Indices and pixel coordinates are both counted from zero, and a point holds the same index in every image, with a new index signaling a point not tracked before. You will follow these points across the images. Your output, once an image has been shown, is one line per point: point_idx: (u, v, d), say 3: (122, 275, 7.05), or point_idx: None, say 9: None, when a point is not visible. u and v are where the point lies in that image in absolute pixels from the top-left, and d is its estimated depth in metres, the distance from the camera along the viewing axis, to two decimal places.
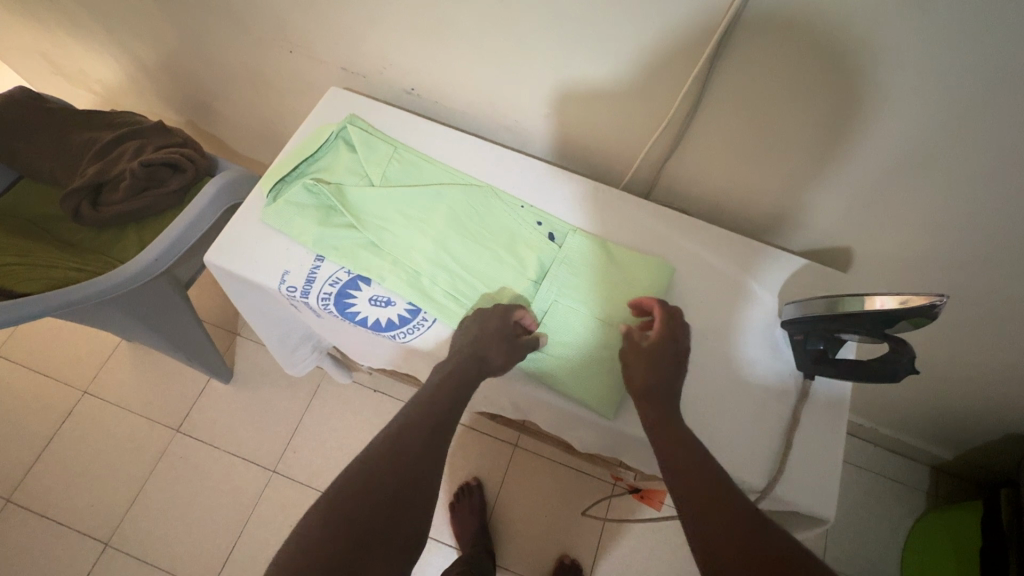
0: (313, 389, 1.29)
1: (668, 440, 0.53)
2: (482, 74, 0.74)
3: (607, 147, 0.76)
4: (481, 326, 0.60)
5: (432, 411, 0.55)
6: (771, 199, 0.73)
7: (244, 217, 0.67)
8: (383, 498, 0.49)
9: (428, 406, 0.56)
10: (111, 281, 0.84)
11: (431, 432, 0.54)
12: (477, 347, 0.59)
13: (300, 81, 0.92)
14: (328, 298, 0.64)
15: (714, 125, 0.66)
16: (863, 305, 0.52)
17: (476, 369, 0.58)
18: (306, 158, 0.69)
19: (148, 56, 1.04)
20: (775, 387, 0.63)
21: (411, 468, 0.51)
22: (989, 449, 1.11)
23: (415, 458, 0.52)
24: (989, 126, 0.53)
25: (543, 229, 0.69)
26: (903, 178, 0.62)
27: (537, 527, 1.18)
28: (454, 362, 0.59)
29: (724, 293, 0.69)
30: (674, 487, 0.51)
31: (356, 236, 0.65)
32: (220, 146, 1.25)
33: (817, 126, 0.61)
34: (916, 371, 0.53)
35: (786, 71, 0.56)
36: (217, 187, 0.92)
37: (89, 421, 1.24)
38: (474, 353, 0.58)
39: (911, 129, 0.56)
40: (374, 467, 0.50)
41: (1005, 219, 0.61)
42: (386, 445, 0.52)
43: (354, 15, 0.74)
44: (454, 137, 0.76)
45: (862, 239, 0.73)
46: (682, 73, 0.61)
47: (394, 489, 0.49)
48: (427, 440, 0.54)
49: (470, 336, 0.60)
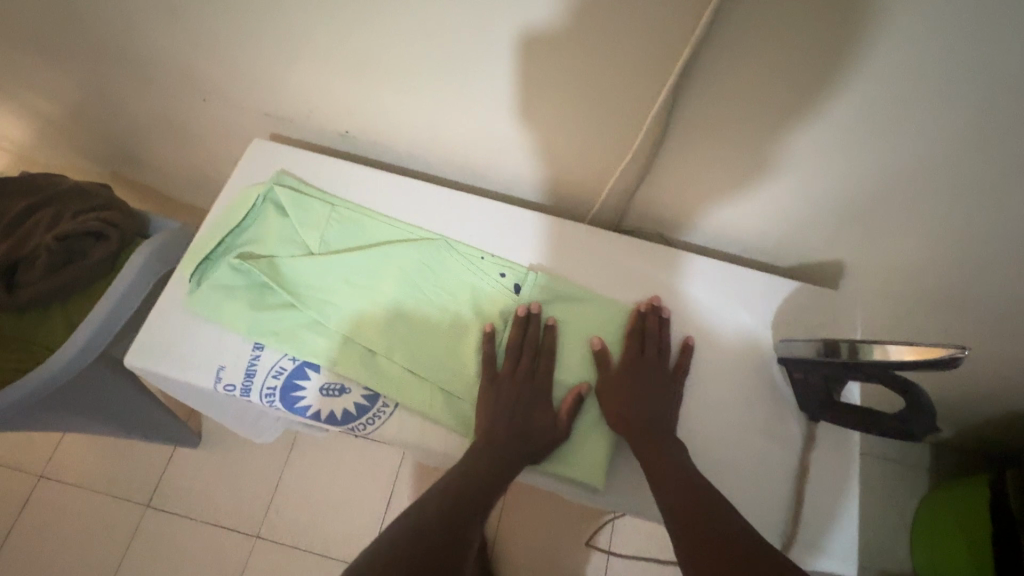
0: (289, 441, 1.20)
1: (650, 465, 0.51)
2: (421, 110, 0.66)
3: (569, 176, 0.69)
4: (513, 365, 0.58)
5: (472, 485, 0.50)
6: (754, 217, 0.67)
7: (166, 307, 0.59)
8: (420, 546, 0.45)
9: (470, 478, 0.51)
10: (34, 381, 0.73)
11: (466, 489, 0.50)
12: (525, 415, 0.55)
13: (223, 128, 0.83)
14: (273, 393, 0.56)
15: (686, 148, 0.59)
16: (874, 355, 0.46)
17: (515, 446, 0.53)
18: (231, 230, 0.60)
19: (52, 109, 0.92)
20: (779, 434, 0.58)
21: (445, 523, 0.47)
22: (989, 429, 1.09)
23: (448, 515, 0.48)
24: (984, 138, 0.48)
25: (507, 281, 0.62)
26: (896, 190, 0.56)
27: (540, 563, 1.13)
28: (484, 435, 0.53)
29: (717, 332, 0.63)
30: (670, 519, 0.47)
31: (298, 316, 0.58)
32: (150, 195, 1.14)
33: (797, 146, 0.55)
34: (934, 425, 0.48)
35: (762, 85, 0.50)
36: (146, 255, 0.80)
37: (49, 507, 1.15)
38: (518, 416, 0.54)
39: (899, 144, 0.51)
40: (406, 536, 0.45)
41: (1003, 228, 0.56)
42: (415, 515, 0.48)
43: (269, 56, 0.65)
44: (400, 184, 0.67)
45: (853, 251, 0.67)
46: (647, 96, 0.54)
47: (429, 544, 0.45)
48: (463, 499, 0.49)
49: (506, 390, 0.56)
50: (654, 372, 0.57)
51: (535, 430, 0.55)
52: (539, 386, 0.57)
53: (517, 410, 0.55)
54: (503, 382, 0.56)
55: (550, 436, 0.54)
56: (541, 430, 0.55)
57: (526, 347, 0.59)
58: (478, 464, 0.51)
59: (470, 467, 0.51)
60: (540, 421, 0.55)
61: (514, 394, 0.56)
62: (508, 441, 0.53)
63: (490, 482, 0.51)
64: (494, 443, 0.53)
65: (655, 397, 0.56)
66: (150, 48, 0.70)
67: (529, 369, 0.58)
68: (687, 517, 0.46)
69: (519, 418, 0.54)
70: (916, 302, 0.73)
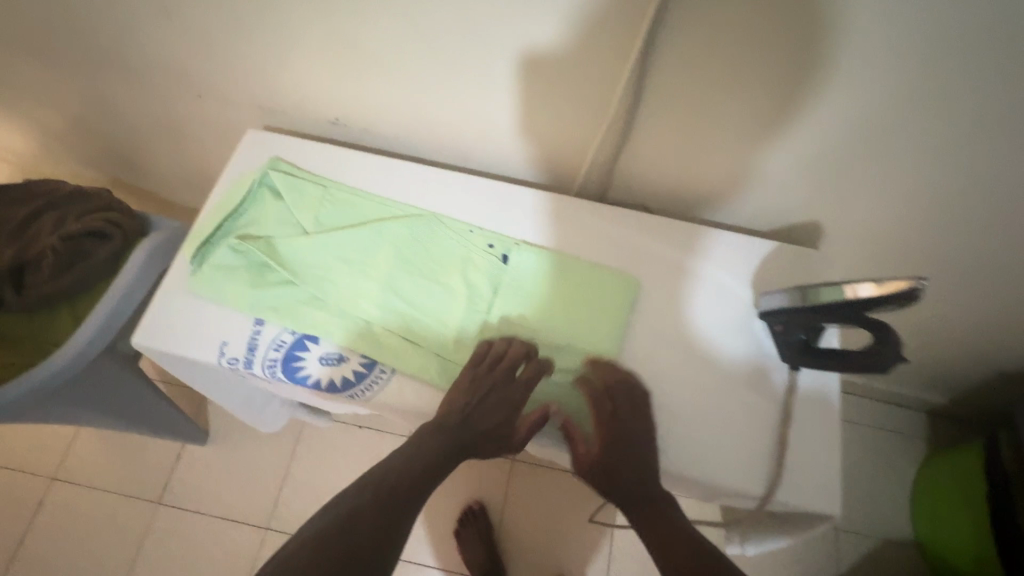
0: (295, 435, 1.22)
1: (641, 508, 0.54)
2: (406, 94, 0.69)
3: (553, 152, 0.72)
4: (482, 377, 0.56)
5: (405, 477, 0.53)
6: (731, 179, 0.69)
7: (168, 288, 0.61)
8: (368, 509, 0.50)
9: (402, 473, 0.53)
10: (41, 375, 0.75)
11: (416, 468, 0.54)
12: (480, 418, 0.56)
13: (217, 125, 0.85)
14: (275, 364, 0.58)
15: (658, 112, 0.62)
16: (844, 293, 0.48)
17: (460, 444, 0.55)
18: (230, 214, 0.63)
19: (51, 116, 0.95)
20: (762, 383, 0.60)
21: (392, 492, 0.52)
22: (980, 390, 1.11)
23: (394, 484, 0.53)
24: (942, 82, 0.50)
25: (494, 251, 0.64)
26: (862, 140, 0.59)
27: (544, 541, 1.16)
28: (428, 435, 0.55)
29: (696, 291, 0.65)
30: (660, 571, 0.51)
31: (295, 292, 0.60)
32: (149, 200, 1.16)
33: (764, 106, 0.58)
34: (903, 359, 0.50)
35: (728, 43, 0.52)
36: (149, 251, 0.82)
37: (62, 509, 1.17)
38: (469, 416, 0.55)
39: (858, 97, 0.54)
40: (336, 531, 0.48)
41: (971, 170, 0.59)
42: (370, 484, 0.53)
43: (258, 48, 0.68)
44: (388, 166, 0.70)
45: (827, 212, 0.70)
46: (619, 62, 0.57)
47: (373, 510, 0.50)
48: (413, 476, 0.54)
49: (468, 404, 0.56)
50: (634, 439, 0.55)
51: (479, 429, 0.56)
52: (502, 399, 0.56)
53: (467, 416, 0.55)
54: (472, 394, 0.56)
55: (491, 439, 0.56)
56: (485, 432, 0.56)
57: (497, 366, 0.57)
58: (414, 464, 0.54)
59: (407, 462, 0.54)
60: (489, 421, 0.56)
61: (469, 407, 0.56)
62: (452, 440, 0.55)
63: (422, 473, 0.54)
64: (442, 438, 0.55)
65: (638, 467, 0.55)
66: (144, 47, 0.72)
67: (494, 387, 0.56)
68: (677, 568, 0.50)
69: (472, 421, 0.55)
70: (894, 261, 0.75)
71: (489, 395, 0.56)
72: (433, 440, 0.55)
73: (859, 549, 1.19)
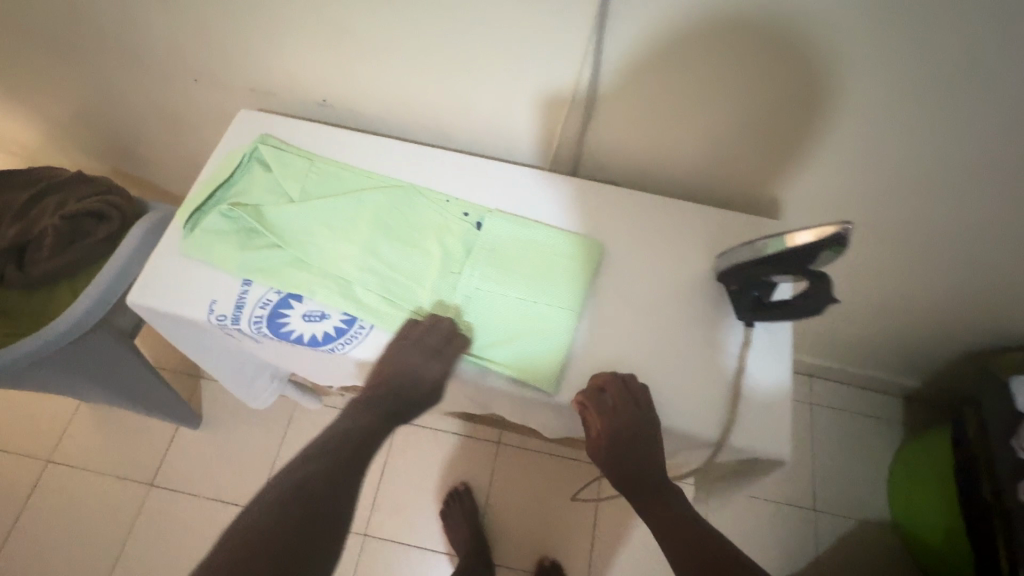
0: (286, 418, 1.25)
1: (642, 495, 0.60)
2: (389, 75, 0.74)
3: (526, 129, 0.77)
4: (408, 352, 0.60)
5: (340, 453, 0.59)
6: (690, 148, 0.74)
7: (162, 252, 0.66)
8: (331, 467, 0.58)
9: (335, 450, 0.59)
10: (38, 342, 0.79)
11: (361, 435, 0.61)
12: (405, 386, 0.61)
13: (211, 110, 0.89)
14: (261, 321, 0.62)
15: (619, 86, 0.67)
16: (786, 242, 0.53)
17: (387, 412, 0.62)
18: (221, 184, 0.67)
19: (54, 104, 0.99)
20: (720, 339, 0.64)
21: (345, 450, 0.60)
22: (950, 368, 1.15)
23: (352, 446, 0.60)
24: (864, 40, 0.56)
25: (469, 219, 0.68)
26: (800, 104, 0.65)
27: (529, 520, 1.18)
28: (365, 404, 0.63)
29: (660, 258, 0.69)
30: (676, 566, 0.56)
31: (282, 255, 0.64)
32: (148, 189, 1.20)
33: (711, 76, 0.63)
34: (836, 301, 0.55)
35: (675, 17, 0.58)
36: (145, 229, 0.86)
37: (56, 491, 1.19)
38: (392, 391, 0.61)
39: (791, 63, 0.60)
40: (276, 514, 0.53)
41: (905, 128, 0.65)
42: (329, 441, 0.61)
43: (249, 31, 0.72)
44: (372, 143, 0.75)
45: (779, 177, 0.76)
46: (579, 34, 0.62)
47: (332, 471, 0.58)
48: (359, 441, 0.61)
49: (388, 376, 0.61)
50: (631, 437, 0.58)
51: (407, 396, 0.62)
52: (420, 373, 0.60)
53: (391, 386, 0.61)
54: (393, 365, 0.61)
55: (416, 403, 0.63)
56: (406, 398, 0.62)
57: (419, 343, 0.60)
58: (354, 429, 0.61)
59: (338, 439, 0.60)
60: (411, 391, 0.62)
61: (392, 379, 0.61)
62: (381, 408, 0.62)
63: (355, 445, 0.60)
64: (371, 407, 0.62)
65: (636, 458, 0.59)
66: (143, 32, 0.77)
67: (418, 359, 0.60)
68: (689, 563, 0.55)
69: (397, 390, 0.61)
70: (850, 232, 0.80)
71: (410, 369, 0.60)
72: (364, 414, 0.62)
73: (841, 531, 1.21)
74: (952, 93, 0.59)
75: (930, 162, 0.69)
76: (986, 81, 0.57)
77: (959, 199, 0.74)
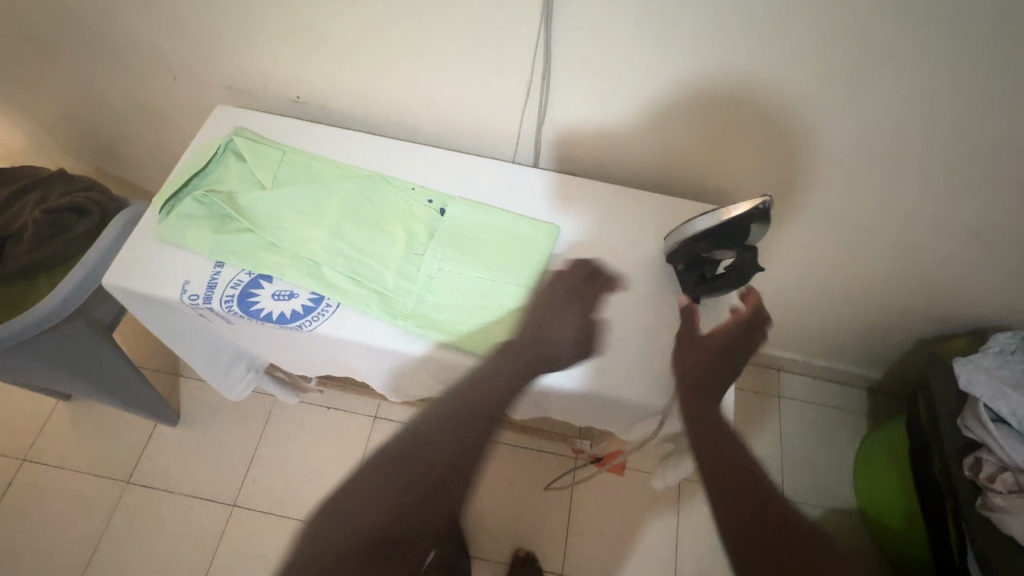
0: (265, 415, 1.27)
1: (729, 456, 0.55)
2: (359, 72, 0.78)
3: (490, 122, 0.82)
4: (566, 283, 0.68)
5: (452, 423, 0.57)
6: (642, 138, 0.79)
7: (138, 237, 0.69)
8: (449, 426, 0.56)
9: (449, 421, 0.57)
10: (13, 328, 0.81)
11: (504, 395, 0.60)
12: (560, 319, 0.65)
13: (191, 108, 0.93)
14: (231, 300, 0.65)
15: (571, 81, 0.73)
16: (721, 215, 0.59)
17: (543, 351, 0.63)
18: (196, 173, 0.71)
19: (37, 105, 1.02)
20: (669, 316, 0.68)
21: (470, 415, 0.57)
22: (905, 357, 1.21)
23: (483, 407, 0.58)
24: (784, 33, 0.62)
25: (433, 205, 0.72)
26: (735, 93, 0.70)
27: (503, 513, 1.20)
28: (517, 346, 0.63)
29: (614, 243, 0.73)
30: (715, 501, 0.52)
31: (253, 238, 0.67)
32: (129, 190, 1.23)
33: (651, 65, 0.69)
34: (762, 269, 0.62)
35: (614, 13, 0.64)
36: (124, 221, 0.88)
37: (31, 489, 1.19)
38: (542, 330, 0.64)
39: (721, 49, 0.65)
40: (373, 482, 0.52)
41: (831, 116, 0.71)
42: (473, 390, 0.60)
43: (225, 31, 0.76)
44: (342, 136, 0.79)
45: (725, 166, 0.82)
46: (530, 32, 0.67)
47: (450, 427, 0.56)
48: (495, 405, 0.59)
49: (550, 299, 0.67)
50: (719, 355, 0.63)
51: (558, 333, 0.64)
52: (584, 297, 0.68)
53: (547, 312, 0.65)
54: (558, 290, 0.67)
55: (567, 348, 0.64)
56: (568, 338, 0.65)
57: (583, 274, 0.69)
58: (492, 381, 0.60)
59: (457, 411, 0.58)
60: (571, 323, 0.66)
61: (552, 300, 0.66)
62: (527, 352, 0.63)
63: (488, 410, 0.58)
64: (519, 353, 0.63)
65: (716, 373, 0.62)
66: (124, 32, 0.81)
67: (581, 285, 0.68)
68: (743, 515, 0.50)
69: (550, 318, 0.65)
70: None
71: (576, 290, 0.68)
72: (511, 362, 0.62)
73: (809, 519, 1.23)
74: (867, 80, 0.65)
75: (859, 150, 0.75)
76: (895, 71, 0.63)
77: (891, 188, 0.80)
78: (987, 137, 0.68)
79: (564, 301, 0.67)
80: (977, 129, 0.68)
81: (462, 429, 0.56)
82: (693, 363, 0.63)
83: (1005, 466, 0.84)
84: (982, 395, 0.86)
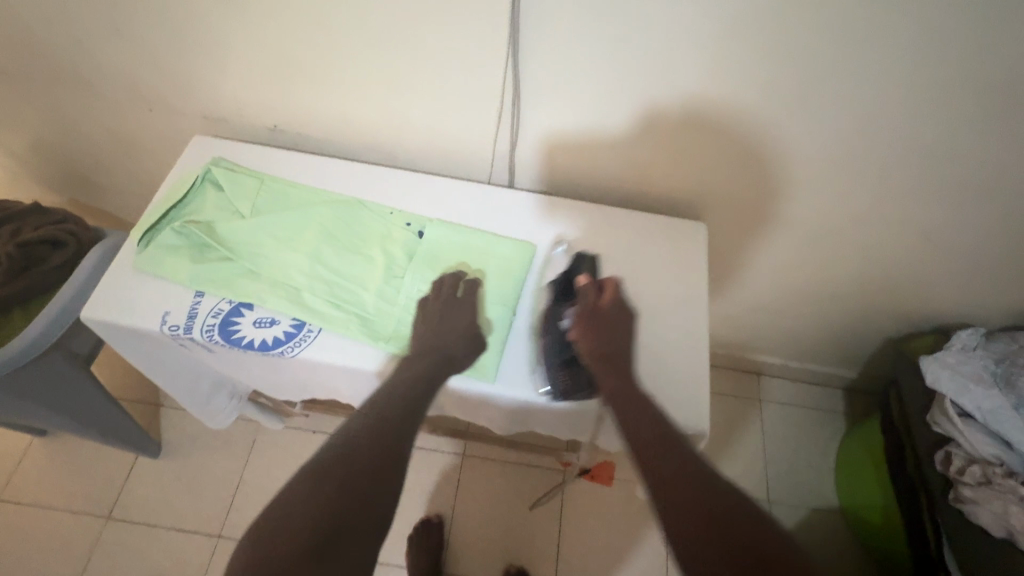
0: (249, 443, 1.25)
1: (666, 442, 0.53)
2: (334, 100, 0.80)
3: (465, 147, 0.85)
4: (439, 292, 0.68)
5: (387, 427, 0.55)
6: (610, 157, 0.83)
7: (117, 269, 0.69)
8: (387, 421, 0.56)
9: (385, 427, 0.55)
10: None
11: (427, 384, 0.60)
12: (447, 326, 0.65)
13: (169, 139, 0.94)
14: (212, 328, 0.65)
15: (539, 107, 0.76)
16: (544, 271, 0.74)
17: (443, 362, 0.62)
18: (175, 205, 0.71)
19: (12, 139, 1.02)
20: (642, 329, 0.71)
21: (401, 408, 0.57)
22: (875, 356, 1.25)
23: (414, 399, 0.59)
24: (735, 54, 0.66)
25: (411, 228, 0.74)
26: (695, 110, 0.74)
27: (492, 530, 1.20)
28: (416, 357, 0.63)
29: (588, 258, 0.76)
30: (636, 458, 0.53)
31: (232, 267, 0.68)
32: (107, 221, 1.22)
33: (613, 89, 0.73)
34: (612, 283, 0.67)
35: (575, 45, 0.68)
36: (103, 252, 0.88)
37: (6, 529, 1.15)
38: (440, 338, 0.64)
39: (679, 71, 0.69)
40: (326, 496, 0.48)
41: (785, 129, 0.75)
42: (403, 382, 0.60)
43: (201, 63, 0.78)
44: (319, 163, 0.80)
45: (691, 179, 0.85)
46: (498, 63, 0.71)
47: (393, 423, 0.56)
48: (419, 395, 0.59)
49: (431, 313, 0.66)
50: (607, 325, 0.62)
51: (454, 337, 0.64)
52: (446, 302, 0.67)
53: (439, 321, 0.65)
54: (434, 303, 0.67)
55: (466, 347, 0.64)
56: (458, 344, 0.64)
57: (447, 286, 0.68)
58: (411, 379, 0.61)
59: (382, 417, 0.56)
60: (459, 328, 0.65)
61: (438, 313, 0.66)
62: (431, 359, 0.62)
63: (414, 402, 0.58)
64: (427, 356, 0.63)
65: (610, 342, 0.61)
66: (101, 66, 0.82)
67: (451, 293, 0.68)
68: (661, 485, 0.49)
69: (439, 327, 0.65)
70: None
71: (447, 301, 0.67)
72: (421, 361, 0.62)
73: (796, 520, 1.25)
74: (817, 92, 0.69)
75: (815, 160, 0.79)
76: (841, 85, 0.68)
77: (848, 195, 0.84)
78: (931, 143, 0.73)
79: (448, 310, 0.66)
80: (920, 137, 0.73)
81: (390, 432, 0.55)
82: (597, 335, 0.62)
83: (972, 459, 0.87)
84: (948, 391, 0.91)
